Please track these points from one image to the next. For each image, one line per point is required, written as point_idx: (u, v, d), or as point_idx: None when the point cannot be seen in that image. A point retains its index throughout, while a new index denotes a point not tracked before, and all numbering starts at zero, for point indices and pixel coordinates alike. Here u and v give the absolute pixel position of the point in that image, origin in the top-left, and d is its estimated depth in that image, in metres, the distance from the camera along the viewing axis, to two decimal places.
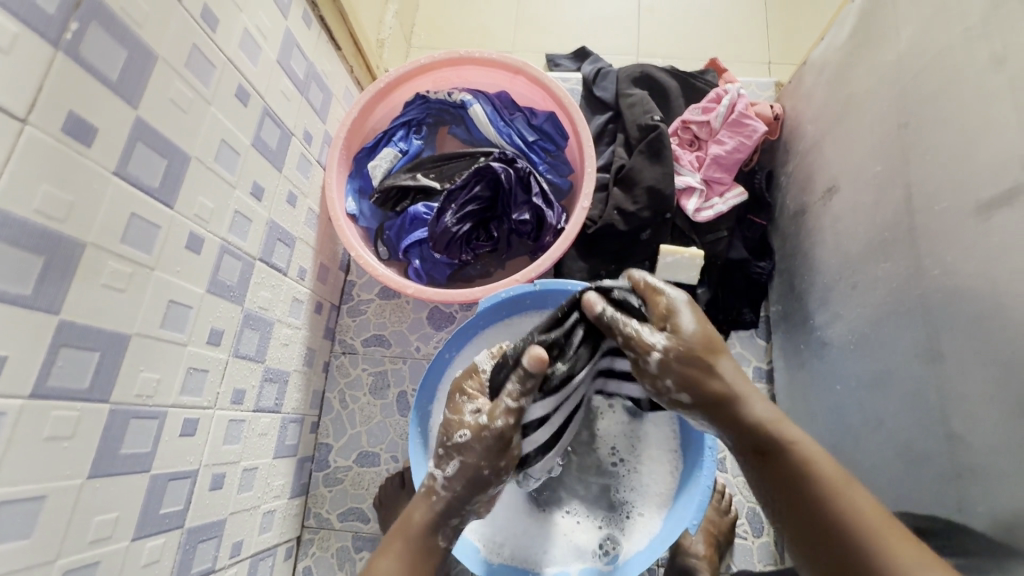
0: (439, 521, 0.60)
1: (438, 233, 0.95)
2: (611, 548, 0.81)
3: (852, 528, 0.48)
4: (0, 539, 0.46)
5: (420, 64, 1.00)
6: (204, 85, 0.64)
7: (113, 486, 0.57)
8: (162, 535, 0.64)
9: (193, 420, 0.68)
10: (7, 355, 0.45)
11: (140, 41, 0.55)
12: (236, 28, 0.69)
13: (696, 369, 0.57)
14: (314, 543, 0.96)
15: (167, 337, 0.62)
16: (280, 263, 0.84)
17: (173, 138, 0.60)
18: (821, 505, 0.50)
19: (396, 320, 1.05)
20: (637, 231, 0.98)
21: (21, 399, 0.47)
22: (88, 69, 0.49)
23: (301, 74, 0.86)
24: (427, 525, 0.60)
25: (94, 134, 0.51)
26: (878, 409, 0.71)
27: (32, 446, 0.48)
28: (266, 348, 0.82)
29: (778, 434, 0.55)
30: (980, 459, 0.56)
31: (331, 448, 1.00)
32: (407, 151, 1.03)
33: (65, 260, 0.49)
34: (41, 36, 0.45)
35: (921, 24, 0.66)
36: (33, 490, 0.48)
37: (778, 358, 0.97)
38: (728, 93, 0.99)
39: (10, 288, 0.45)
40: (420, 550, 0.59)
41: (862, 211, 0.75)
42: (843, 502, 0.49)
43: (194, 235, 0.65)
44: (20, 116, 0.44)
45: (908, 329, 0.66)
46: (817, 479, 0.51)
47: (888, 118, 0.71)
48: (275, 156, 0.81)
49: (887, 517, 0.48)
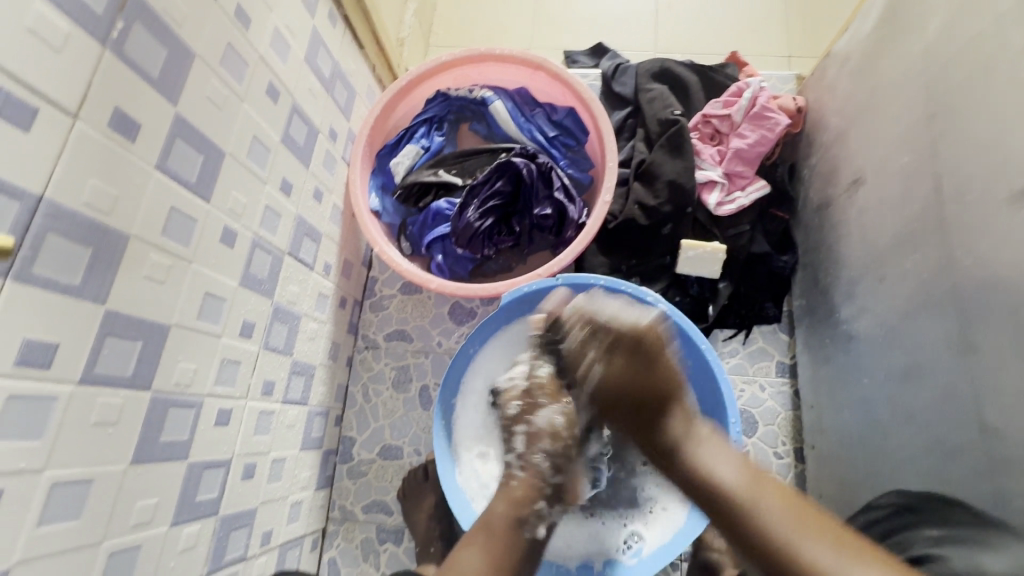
0: (516, 514, 0.67)
1: (461, 228, 0.96)
2: (635, 542, 0.82)
3: (728, 496, 0.57)
4: (51, 520, 0.48)
5: (442, 61, 1.01)
6: (238, 83, 0.66)
7: (154, 473, 0.59)
8: (198, 522, 0.66)
9: (227, 410, 0.69)
10: (58, 343, 0.47)
11: (180, 40, 0.56)
12: (267, 27, 0.70)
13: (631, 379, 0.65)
14: (339, 535, 0.98)
15: (202, 328, 0.64)
16: (307, 257, 0.86)
17: (209, 135, 0.62)
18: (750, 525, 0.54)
19: (418, 315, 1.06)
20: (658, 226, 0.98)
21: (70, 385, 0.48)
22: (133, 68, 0.51)
23: (326, 72, 0.87)
24: (508, 519, 0.67)
25: (138, 130, 0.52)
26: (908, 402, 0.71)
27: (81, 431, 0.50)
28: (293, 342, 0.84)
29: (697, 466, 0.61)
30: (1016, 451, 0.56)
31: (355, 442, 1.02)
32: (429, 147, 1.04)
33: (111, 252, 0.51)
34: (90, 35, 0.47)
35: (952, 13, 0.65)
36: (80, 474, 0.50)
37: (801, 353, 0.96)
38: (749, 87, 0.99)
39: (63, 279, 0.47)
40: (500, 546, 0.65)
41: (890, 202, 0.75)
42: (727, 487, 0.58)
43: (228, 229, 0.66)
44: (72, 112, 0.46)
45: (938, 321, 0.65)
46: (695, 445, 0.63)
47: (917, 109, 0.71)
48: (302, 153, 0.82)
49: (799, 505, 0.55)
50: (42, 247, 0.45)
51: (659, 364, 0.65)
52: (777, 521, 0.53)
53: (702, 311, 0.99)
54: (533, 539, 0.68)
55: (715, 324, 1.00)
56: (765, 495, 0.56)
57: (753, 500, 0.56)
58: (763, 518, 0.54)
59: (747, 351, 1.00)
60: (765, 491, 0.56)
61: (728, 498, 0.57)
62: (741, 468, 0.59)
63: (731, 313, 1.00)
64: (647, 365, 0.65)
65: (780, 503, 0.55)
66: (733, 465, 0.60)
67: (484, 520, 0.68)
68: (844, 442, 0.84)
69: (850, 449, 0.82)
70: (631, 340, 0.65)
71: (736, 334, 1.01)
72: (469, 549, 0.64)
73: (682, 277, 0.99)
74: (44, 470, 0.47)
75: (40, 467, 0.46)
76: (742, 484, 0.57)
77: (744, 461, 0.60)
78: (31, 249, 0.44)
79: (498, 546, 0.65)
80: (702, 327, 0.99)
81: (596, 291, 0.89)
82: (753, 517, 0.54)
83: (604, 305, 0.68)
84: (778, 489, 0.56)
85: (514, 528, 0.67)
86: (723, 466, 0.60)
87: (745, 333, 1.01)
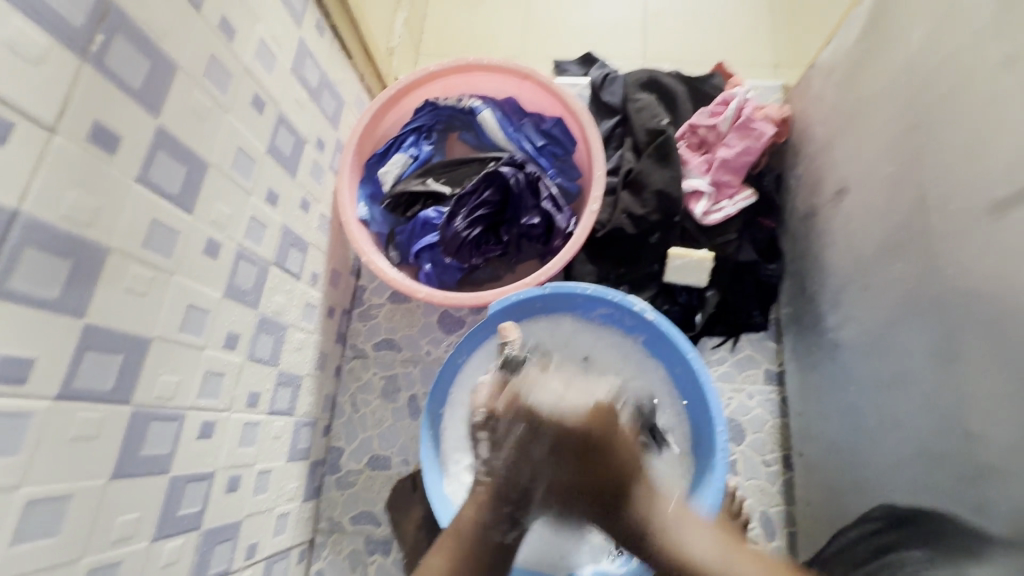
0: (481, 521, 0.68)
1: (449, 237, 0.96)
2: (624, 550, 0.81)
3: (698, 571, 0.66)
4: (27, 538, 0.47)
5: (430, 71, 1.02)
6: (222, 94, 0.66)
7: (135, 487, 0.58)
8: (180, 536, 0.65)
9: (210, 422, 0.69)
10: (34, 357, 0.46)
11: (163, 53, 0.56)
12: (252, 38, 0.70)
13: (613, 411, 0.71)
14: (327, 546, 0.97)
15: (185, 341, 0.63)
16: (294, 267, 0.86)
17: (192, 147, 0.62)
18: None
19: (406, 324, 1.06)
20: (646, 234, 0.98)
21: (48, 400, 0.48)
22: (113, 80, 0.51)
23: (313, 82, 0.87)
24: (476, 525, 0.69)
25: (118, 142, 0.52)
26: (892, 410, 0.71)
27: (59, 446, 0.49)
28: (280, 352, 0.83)
29: (671, 551, 0.67)
30: (996, 459, 0.56)
31: (343, 452, 1.01)
32: (418, 157, 1.04)
33: (91, 265, 0.51)
34: (69, 49, 0.47)
35: (931, 27, 0.66)
36: (57, 490, 0.49)
37: (789, 360, 0.97)
38: (735, 97, 1.00)
39: (40, 292, 0.46)
40: (474, 549, 0.68)
41: (873, 212, 0.75)
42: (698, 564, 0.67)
43: (211, 240, 0.66)
44: (50, 125, 0.45)
45: (921, 330, 0.66)
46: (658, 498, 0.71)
47: (898, 120, 0.71)
48: (289, 163, 0.82)
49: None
50: (19, 261, 0.44)
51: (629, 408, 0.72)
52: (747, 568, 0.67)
53: (691, 319, 0.99)
54: (504, 542, 0.69)
55: (703, 332, 1.01)
56: (740, 566, 0.67)
57: (728, 565, 0.66)
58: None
59: (735, 358, 1.01)
60: (739, 562, 0.67)
61: (701, 571, 0.66)
62: (709, 536, 0.70)
63: (719, 321, 1.01)
64: (595, 463, 0.62)
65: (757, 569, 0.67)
66: (703, 538, 0.69)
67: (456, 525, 0.70)
68: (831, 450, 0.84)
69: (836, 457, 0.82)
70: (580, 435, 0.61)
71: (724, 342, 1.02)
72: (442, 556, 0.69)
73: (670, 286, 0.99)
74: (19, 486, 0.46)
75: (16, 484, 0.46)
76: (714, 557, 0.67)
77: (711, 533, 0.71)
78: (7, 263, 0.43)
79: (467, 549, 0.68)
80: (690, 335, 1.00)
81: (584, 300, 0.89)
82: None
83: (542, 395, 0.63)
84: (746, 560, 0.68)
85: (483, 534, 0.68)
86: (691, 538, 0.69)
87: (733, 341, 1.01)
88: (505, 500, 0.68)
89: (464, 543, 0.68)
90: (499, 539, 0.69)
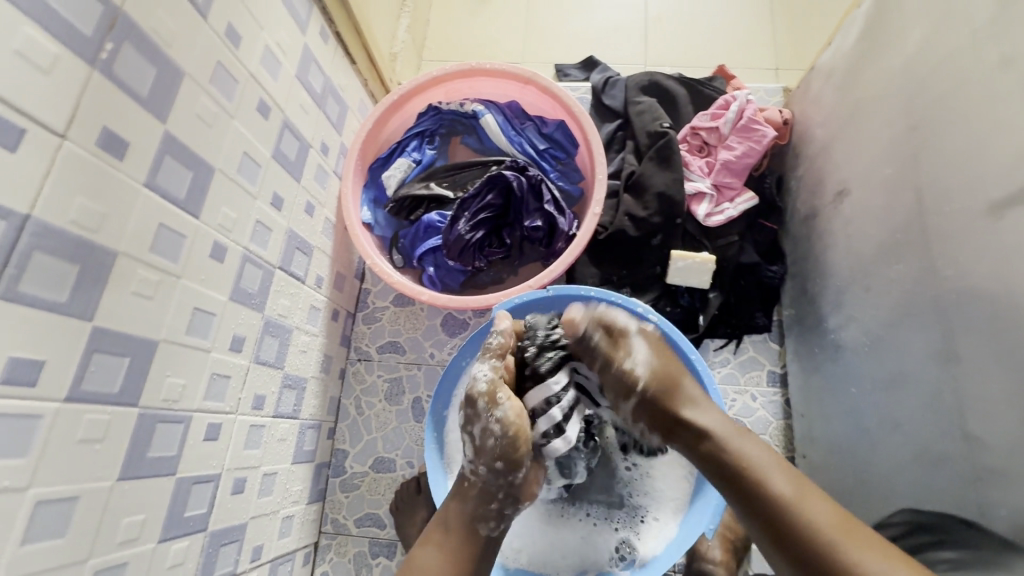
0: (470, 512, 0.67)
1: (452, 240, 0.96)
2: (627, 553, 0.81)
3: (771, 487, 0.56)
4: (36, 538, 0.48)
5: (433, 76, 1.03)
6: (227, 100, 0.67)
7: (141, 489, 0.59)
8: (186, 538, 0.66)
9: (216, 424, 0.69)
10: (43, 360, 0.47)
11: (170, 60, 0.57)
12: (258, 45, 0.71)
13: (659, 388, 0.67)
14: (331, 549, 0.97)
15: (191, 343, 0.64)
16: (299, 271, 0.86)
17: (199, 152, 0.63)
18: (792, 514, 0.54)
19: (410, 327, 1.06)
20: (648, 236, 0.98)
21: (56, 403, 0.48)
22: (122, 88, 0.52)
23: (318, 88, 0.88)
24: (462, 517, 0.67)
25: (126, 148, 0.53)
26: (895, 411, 0.71)
27: (67, 448, 0.50)
28: (285, 355, 0.84)
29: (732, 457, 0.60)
30: (999, 459, 0.56)
31: (347, 454, 1.01)
32: (420, 161, 1.05)
33: (99, 269, 0.51)
34: (79, 57, 0.48)
35: (929, 29, 0.67)
36: (65, 492, 0.50)
37: (792, 361, 0.97)
38: (736, 99, 1.00)
39: (49, 296, 0.47)
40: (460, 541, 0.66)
41: (874, 213, 0.76)
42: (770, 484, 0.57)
43: (218, 244, 0.67)
44: (59, 132, 0.46)
45: (923, 331, 0.66)
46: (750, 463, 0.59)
47: (898, 122, 0.72)
48: (294, 168, 0.83)
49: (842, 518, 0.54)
50: (28, 265, 0.45)
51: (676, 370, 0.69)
52: (816, 510, 0.54)
53: (693, 321, 0.99)
54: (490, 535, 0.67)
55: (706, 334, 1.01)
56: (815, 500, 0.55)
57: (800, 500, 0.55)
58: (806, 516, 0.54)
59: (738, 360, 1.01)
60: (814, 498, 0.55)
61: (775, 499, 0.56)
62: (791, 480, 0.57)
63: (721, 323, 1.01)
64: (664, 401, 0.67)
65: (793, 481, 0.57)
66: (768, 463, 0.58)
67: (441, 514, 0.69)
68: (834, 451, 0.84)
69: (839, 458, 0.82)
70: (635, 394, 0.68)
71: (726, 343, 1.01)
72: (430, 545, 0.66)
73: (672, 288, 0.99)
74: (28, 488, 0.47)
75: (25, 485, 0.46)
76: (770, 470, 0.58)
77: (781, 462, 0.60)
78: (17, 267, 0.44)
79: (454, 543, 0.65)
80: (692, 337, 1.00)
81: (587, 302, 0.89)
82: (801, 523, 0.53)
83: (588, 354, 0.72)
84: (814, 494, 0.56)
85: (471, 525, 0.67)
86: (754, 454, 0.60)
87: (736, 342, 1.01)
88: (490, 495, 0.67)
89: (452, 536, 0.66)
90: (487, 531, 0.67)
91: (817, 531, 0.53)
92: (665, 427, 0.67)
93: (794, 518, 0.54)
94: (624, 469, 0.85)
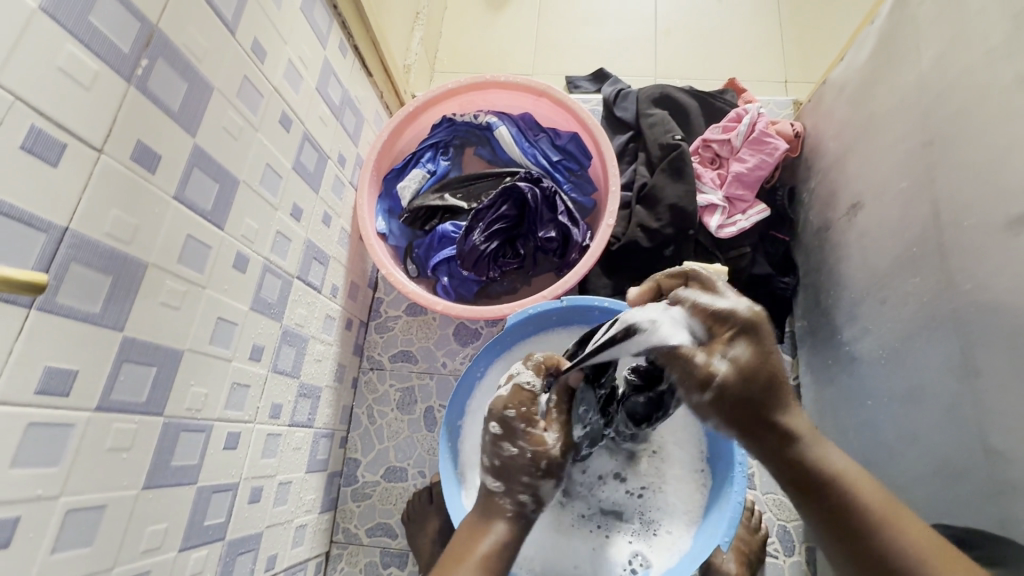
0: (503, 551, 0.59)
1: (466, 251, 0.97)
2: (640, 565, 0.80)
3: (854, 502, 0.50)
4: (66, 547, 0.48)
5: (447, 88, 1.04)
6: (252, 113, 0.68)
7: (164, 497, 0.59)
8: (205, 547, 0.66)
9: (235, 434, 0.70)
10: (77, 370, 0.48)
11: (199, 74, 0.58)
12: (281, 59, 0.73)
13: (748, 375, 0.52)
14: (342, 559, 0.97)
15: (214, 353, 0.65)
16: (315, 281, 0.87)
17: (225, 164, 0.64)
18: (874, 535, 0.48)
19: (423, 336, 1.07)
20: (660, 248, 0.99)
21: (87, 412, 0.49)
22: (155, 102, 0.53)
23: (336, 101, 0.90)
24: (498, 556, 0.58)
25: (158, 162, 0.54)
26: (912, 425, 0.71)
27: (96, 457, 0.50)
28: (301, 364, 0.84)
29: (815, 457, 0.52)
30: (1020, 474, 0.56)
31: (359, 464, 1.01)
32: (435, 172, 1.06)
33: (130, 279, 0.52)
34: (116, 73, 0.49)
35: (942, 48, 0.68)
36: (95, 500, 0.50)
37: (805, 373, 0.97)
38: (748, 113, 1.01)
39: (83, 307, 0.48)
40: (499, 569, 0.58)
41: (888, 228, 0.76)
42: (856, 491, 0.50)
43: (241, 255, 0.68)
44: (97, 146, 0.47)
45: (942, 345, 0.66)
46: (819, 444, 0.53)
47: (912, 137, 0.72)
48: (312, 179, 0.84)
49: (934, 541, 0.48)
50: (65, 278, 0.46)
51: (771, 366, 0.52)
52: (905, 534, 0.48)
53: None
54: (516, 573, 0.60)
55: None
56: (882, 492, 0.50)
57: (890, 511, 0.49)
58: (900, 544, 0.47)
59: None
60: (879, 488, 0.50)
61: (880, 537, 0.48)
62: (914, 532, 0.48)
63: None
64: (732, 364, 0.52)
65: (915, 534, 0.48)
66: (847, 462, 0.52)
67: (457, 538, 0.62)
68: None
69: None
70: (741, 345, 0.52)
71: None
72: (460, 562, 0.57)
73: None
74: (60, 496, 0.47)
75: (57, 493, 0.47)
76: (866, 483, 0.51)
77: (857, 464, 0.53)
78: (55, 280, 0.45)
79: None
80: None
81: (601, 313, 0.89)
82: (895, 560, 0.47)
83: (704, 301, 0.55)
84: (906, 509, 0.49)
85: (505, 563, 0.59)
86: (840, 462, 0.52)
87: None
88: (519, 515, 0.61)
89: (472, 565, 0.56)
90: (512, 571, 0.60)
91: (902, 551, 0.47)
92: (741, 409, 0.52)
93: (873, 536, 0.48)
94: (630, 496, 0.84)
